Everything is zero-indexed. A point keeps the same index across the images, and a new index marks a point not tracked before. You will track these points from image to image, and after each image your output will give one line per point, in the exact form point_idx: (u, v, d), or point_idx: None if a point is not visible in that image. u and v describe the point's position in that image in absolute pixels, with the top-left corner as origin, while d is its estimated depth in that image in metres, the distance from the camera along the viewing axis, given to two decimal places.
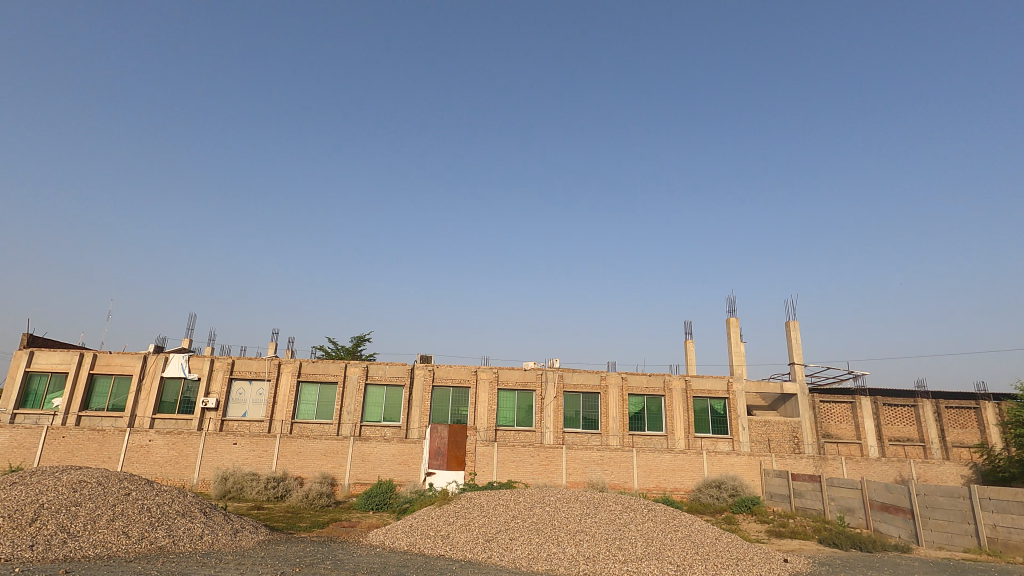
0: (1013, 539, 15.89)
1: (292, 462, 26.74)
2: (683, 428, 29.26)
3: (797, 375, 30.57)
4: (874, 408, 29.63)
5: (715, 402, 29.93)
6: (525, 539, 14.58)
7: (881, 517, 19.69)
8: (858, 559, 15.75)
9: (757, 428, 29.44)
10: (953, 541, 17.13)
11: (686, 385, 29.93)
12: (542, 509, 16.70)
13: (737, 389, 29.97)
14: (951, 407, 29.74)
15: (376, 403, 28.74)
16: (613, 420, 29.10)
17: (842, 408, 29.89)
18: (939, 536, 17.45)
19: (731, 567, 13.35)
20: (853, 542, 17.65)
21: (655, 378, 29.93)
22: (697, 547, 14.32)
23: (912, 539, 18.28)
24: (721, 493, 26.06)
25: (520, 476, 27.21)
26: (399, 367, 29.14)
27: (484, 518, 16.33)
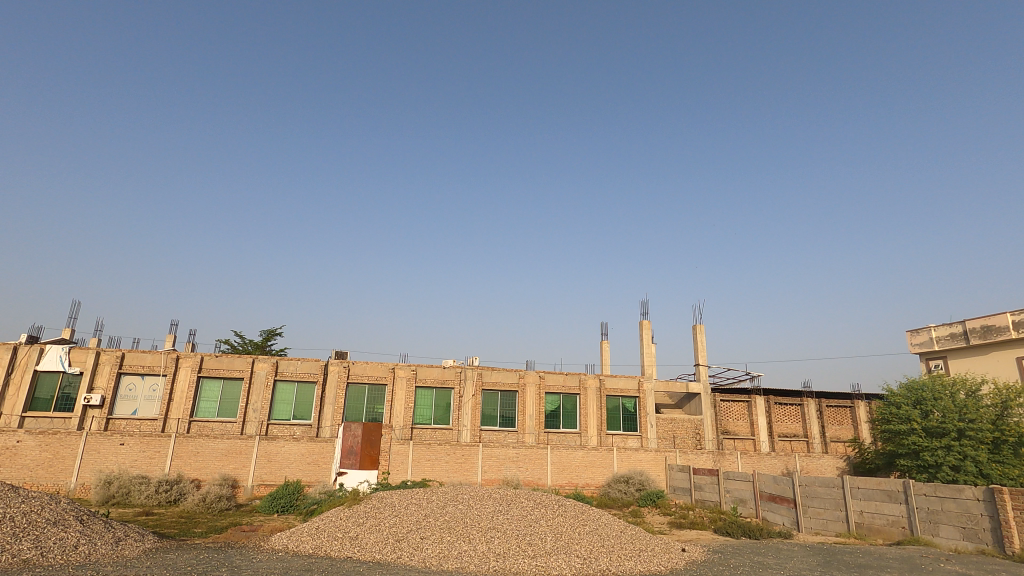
0: (876, 523, 17.82)
1: (188, 464, 24.87)
2: (596, 425, 30.30)
3: (701, 375, 32.54)
4: (766, 407, 32.16)
5: (626, 401, 31.23)
6: (436, 538, 14.45)
7: (769, 506, 21.46)
8: (746, 546, 17.02)
9: (663, 425, 31.08)
10: (827, 526, 19.05)
11: (600, 384, 31.00)
12: (454, 507, 16.64)
13: (647, 388, 31.46)
14: (831, 406, 32.93)
15: (286, 400, 27.40)
16: (530, 418, 29.59)
17: (739, 406, 32.19)
18: (816, 523, 19.36)
19: (634, 558, 13.99)
20: (743, 531, 19.08)
21: (571, 377, 30.74)
22: (603, 540, 14.88)
23: (794, 525, 20.09)
24: (629, 487, 27.23)
25: (435, 474, 26.98)
26: (312, 362, 27.94)
27: (395, 517, 16.01)
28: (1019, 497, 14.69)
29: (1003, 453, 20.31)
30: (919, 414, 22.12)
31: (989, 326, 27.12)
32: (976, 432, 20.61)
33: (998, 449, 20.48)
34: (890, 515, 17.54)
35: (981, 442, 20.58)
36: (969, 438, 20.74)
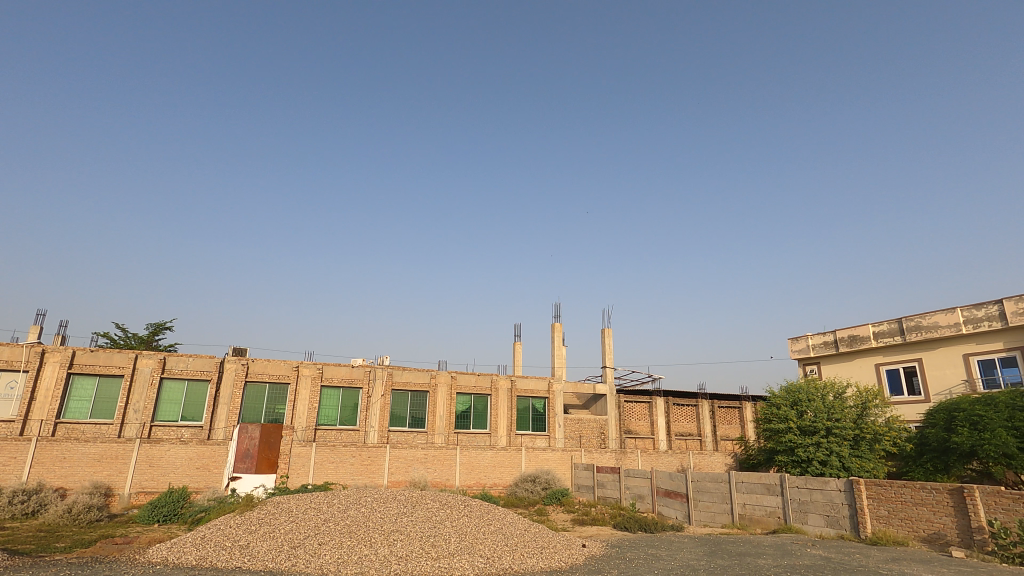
0: (756, 514, 19.42)
1: (52, 471, 22.17)
2: (506, 425, 30.59)
3: (608, 377, 33.82)
4: (665, 407, 34.08)
5: (536, 401, 31.81)
6: (335, 543, 13.89)
7: (664, 501, 22.73)
8: (641, 540, 17.91)
9: (571, 425, 31.99)
10: (714, 518, 20.52)
11: (511, 385, 31.36)
12: (356, 511, 16.09)
13: (556, 389, 32.25)
14: (722, 407, 35.51)
15: (174, 400, 25.20)
16: (440, 419, 29.29)
17: (641, 407, 33.83)
18: (705, 515, 20.82)
19: (536, 555, 14.26)
20: (640, 525, 20.06)
21: (483, 378, 30.84)
22: (507, 539, 15.04)
23: (685, 519, 21.43)
24: (536, 486, 27.74)
25: (338, 477, 26.01)
26: (206, 359, 25.92)
27: (292, 523, 15.22)
28: (872, 487, 16.59)
29: (861, 449, 22.88)
30: (795, 414, 24.42)
31: (855, 336, 30.46)
32: (840, 430, 23.08)
33: (858, 445, 23.04)
34: (768, 506, 19.18)
35: (844, 438, 23.08)
36: (835, 435, 23.17)
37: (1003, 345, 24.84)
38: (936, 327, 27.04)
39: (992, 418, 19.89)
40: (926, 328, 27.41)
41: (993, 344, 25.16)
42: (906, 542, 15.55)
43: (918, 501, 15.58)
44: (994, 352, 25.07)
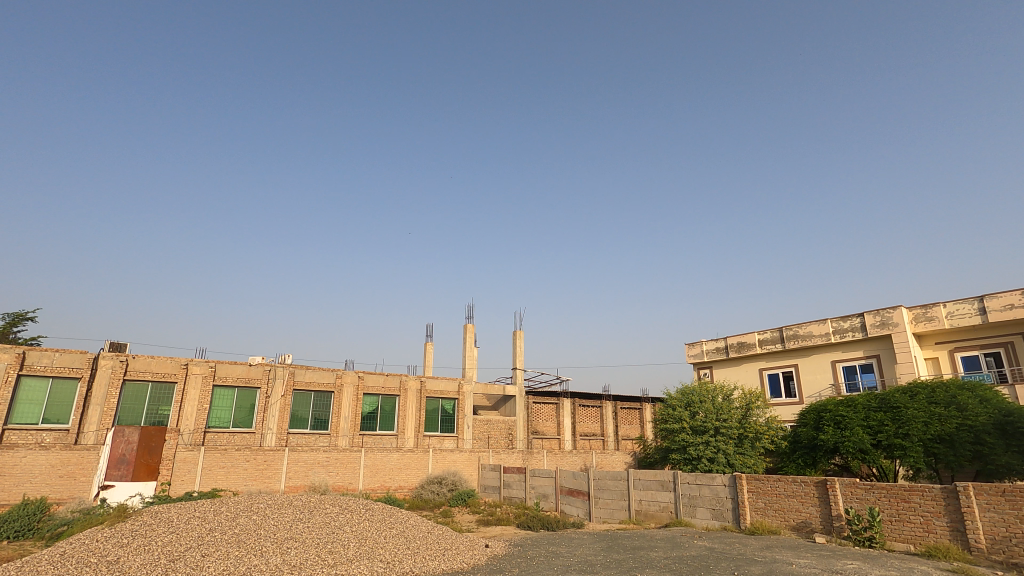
0: (651, 509, 20.48)
1: None
2: (414, 426, 30.07)
3: (517, 379, 34.29)
4: (571, 408, 35.13)
5: (445, 402, 31.56)
6: (221, 554, 12.92)
7: (567, 499, 23.38)
8: (543, 538, 18.29)
9: (479, 426, 32.06)
10: (613, 514, 21.44)
11: (421, 386, 30.92)
12: (247, 518, 15.07)
13: (466, 390, 32.20)
14: (624, 407, 37.21)
15: (34, 400, 22.30)
16: (345, 420, 28.24)
17: (549, 407, 34.63)
18: (604, 512, 21.69)
19: (438, 557, 14.11)
20: (542, 523, 20.50)
21: (392, 378, 30.15)
22: (408, 542, 14.77)
23: (586, 516, 22.20)
24: (442, 488, 27.49)
25: (229, 483, 24.32)
26: (76, 355, 23.20)
27: (172, 535, 13.96)
28: (752, 482, 18.08)
29: (744, 446, 24.90)
30: (688, 415, 26.09)
31: (743, 343, 33.12)
32: (727, 430, 24.99)
33: (741, 442, 25.06)
34: (662, 501, 20.29)
35: (730, 437, 25.02)
36: (722, 434, 25.04)
37: (863, 353, 28.06)
38: (810, 336, 30.03)
39: (852, 417, 22.41)
40: (802, 337, 30.37)
41: (855, 351, 28.35)
42: (778, 530, 17.10)
43: (789, 493, 17.16)
44: (856, 359, 28.27)
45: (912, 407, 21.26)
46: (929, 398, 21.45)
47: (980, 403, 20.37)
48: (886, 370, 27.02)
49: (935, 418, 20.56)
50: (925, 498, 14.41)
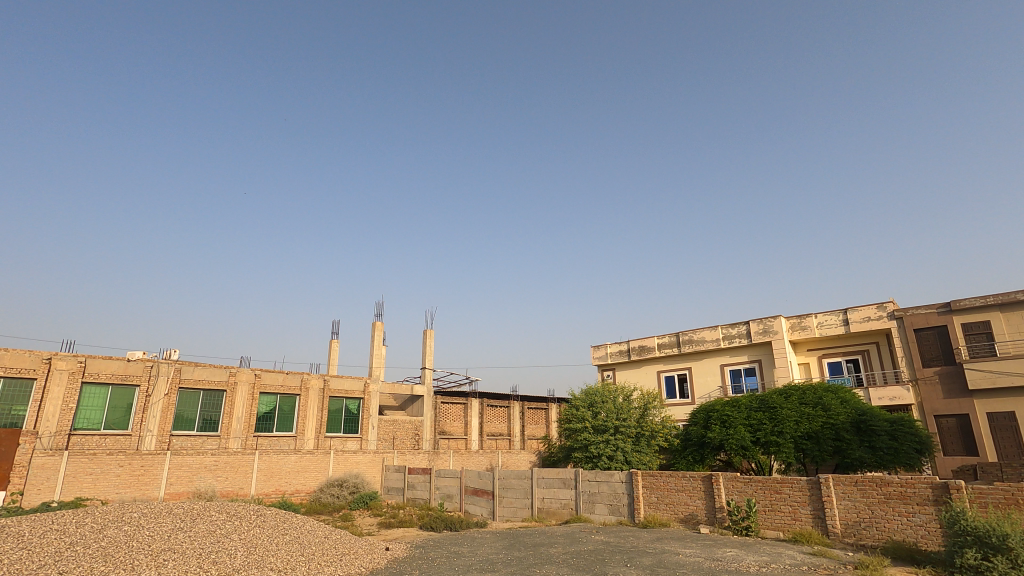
0: (552, 507, 21.01)
1: None
2: (314, 427, 28.67)
3: (426, 379, 33.83)
4: (479, 408, 35.26)
5: (350, 402, 30.48)
6: (83, 571, 11.56)
7: (471, 499, 23.44)
8: (445, 538, 18.20)
9: (385, 427, 31.24)
10: (515, 513, 21.79)
11: (324, 385, 29.61)
12: (118, 530, 13.62)
13: (373, 390, 31.29)
14: (531, 407, 37.93)
15: None
16: (237, 421, 26.39)
17: (457, 407, 34.52)
18: (507, 511, 21.98)
19: (335, 563, 13.58)
20: (446, 524, 20.36)
21: (293, 376, 28.62)
22: (303, 549, 14.08)
23: (489, 515, 22.39)
24: (342, 491, 26.46)
25: (98, 491, 21.87)
26: None
27: (23, 551, 12.28)
28: (647, 478, 19.09)
29: (641, 444, 26.25)
30: (591, 414, 27.12)
31: (644, 346, 34.94)
32: (626, 429, 26.23)
33: (639, 441, 26.40)
34: (563, 499, 20.88)
35: (628, 436, 26.29)
36: (621, 433, 26.25)
37: (748, 357, 30.62)
38: (703, 341, 32.29)
39: (735, 417, 24.37)
40: (696, 342, 32.58)
41: (741, 356, 30.88)
42: (669, 523, 18.19)
43: (679, 487, 18.31)
44: (741, 363, 30.78)
45: (786, 407, 23.49)
46: (800, 399, 23.81)
47: (841, 403, 22.93)
48: (767, 373, 29.64)
49: (804, 417, 22.85)
50: (794, 489, 15.95)
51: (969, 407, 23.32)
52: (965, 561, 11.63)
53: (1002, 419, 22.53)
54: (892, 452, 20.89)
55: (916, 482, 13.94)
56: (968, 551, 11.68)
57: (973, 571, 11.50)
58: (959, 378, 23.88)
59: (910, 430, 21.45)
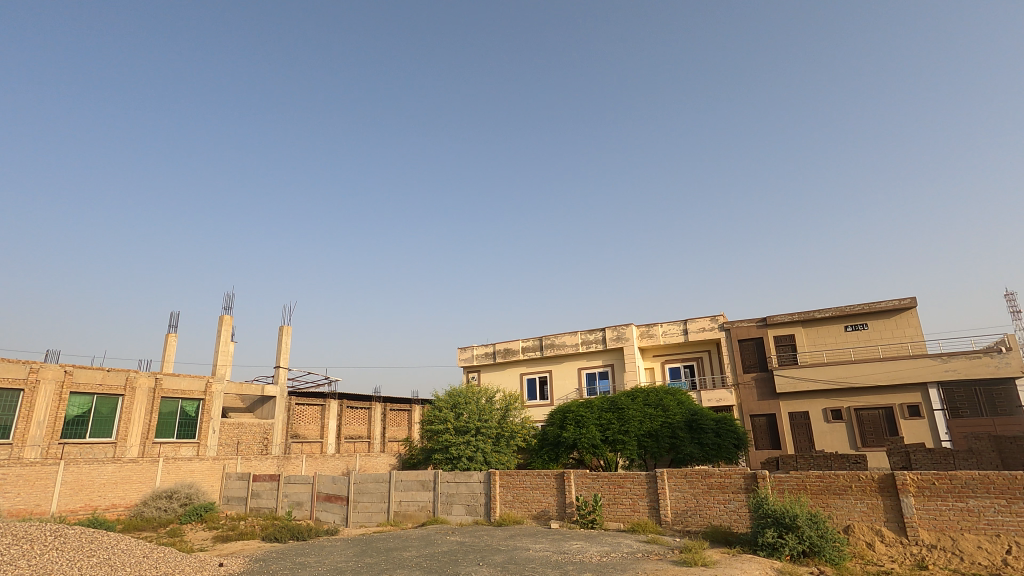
0: (409, 510, 20.65)
1: None
2: (140, 432, 25.31)
3: (280, 378, 31.48)
4: (338, 411, 33.65)
5: (187, 404, 27.28)
6: None
7: (323, 506, 22.27)
8: (291, 549, 16.99)
9: (228, 431, 28.45)
10: (370, 518, 21.06)
11: (155, 384, 26.18)
12: None
13: (216, 390, 28.32)
14: (394, 409, 37.05)
15: None
16: (37, 426, 22.31)
17: (313, 409, 32.63)
18: (362, 516, 21.17)
19: None
20: (292, 534, 19.04)
21: (115, 373, 24.96)
22: (116, 572, 12.23)
23: (343, 521, 21.43)
24: (171, 503, 23.52)
25: None
26: None
27: None
28: (503, 477, 19.57)
29: (501, 445, 26.88)
30: (453, 416, 27.20)
31: (509, 349, 35.88)
32: (486, 429, 26.69)
33: (499, 441, 27.00)
34: (421, 501, 20.63)
35: (488, 436, 26.77)
36: (482, 434, 26.66)
37: (602, 361, 32.86)
38: (563, 345, 34.01)
39: (588, 417, 26.02)
40: (557, 346, 34.22)
41: (596, 360, 33.05)
42: (522, 520, 18.81)
43: (534, 485, 19.03)
44: (596, 367, 32.94)
45: (633, 408, 25.58)
46: (645, 401, 26.07)
47: (678, 404, 25.50)
48: (617, 376, 32.06)
49: (647, 417, 25.06)
50: (634, 483, 17.39)
51: (776, 408, 27.25)
52: (765, 540, 13.53)
53: (798, 418, 26.66)
54: (715, 447, 23.72)
55: (732, 473, 15.89)
56: (768, 531, 13.60)
57: (771, 548, 13.42)
58: (769, 383, 27.81)
59: (731, 428, 24.51)
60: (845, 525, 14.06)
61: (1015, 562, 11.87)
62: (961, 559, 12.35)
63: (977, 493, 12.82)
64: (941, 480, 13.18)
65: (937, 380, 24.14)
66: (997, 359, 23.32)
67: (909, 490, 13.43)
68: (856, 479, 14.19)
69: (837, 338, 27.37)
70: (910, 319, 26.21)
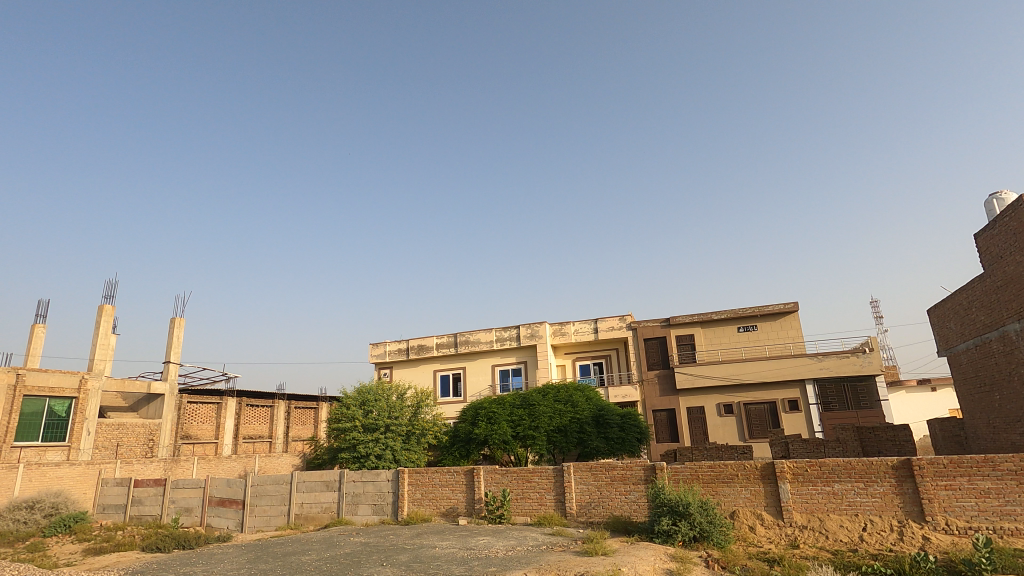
0: (311, 512, 19.77)
1: None
2: None
3: (170, 374, 28.97)
4: (236, 409, 31.64)
5: (55, 403, 24.38)
6: None
7: (215, 511, 20.77)
8: (175, 559, 15.69)
9: (106, 432, 25.75)
10: (269, 522, 19.95)
11: (16, 381, 23.15)
12: None
13: (92, 388, 25.48)
14: (298, 407, 35.43)
15: None
16: None
17: (208, 408, 30.43)
18: (259, 520, 20.01)
19: None
20: (177, 543, 17.56)
21: None
22: None
23: (237, 527, 20.12)
24: (32, 514, 20.77)
25: None
26: None
27: None
28: (412, 475, 19.25)
29: (411, 442, 26.43)
30: (362, 413, 26.37)
31: (422, 345, 35.38)
32: (396, 427, 26.14)
33: (409, 439, 26.52)
34: (324, 502, 19.78)
35: (398, 434, 26.22)
36: (391, 432, 26.09)
37: (515, 358, 33.28)
38: (478, 342, 34.07)
39: (500, 413, 26.22)
40: (471, 343, 34.23)
41: (510, 357, 33.43)
42: (430, 518, 18.62)
43: (442, 482, 18.88)
44: (509, 364, 33.33)
45: (543, 404, 26.14)
46: (556, 397, 26.71)
47: (586, 400, 26.35)
48: (530, 373, 32.63)
49: (556, 413, 25.70)
50: (542, 477, 17.75)
51: (675, 403, 28.95)
52: (660, 528, 14.34)
53: (695, 412, 28.48)
54: (620, 440, 24.81)
55: (633, 466, 16.65)
56: (663, 520, 14.41)
57: (665, 535, 14.26)
58: (670, 379, 29.49)
59: (634, 423, 25.70)
60: (731, 511, 15.21)
61: (868, 537, 13.46)
62: (826, 537, 13.80)
63: (841, 477, 14.31)
64: (812, 467, 14.58)
65: (813, 377, 26.73)
66: (862, 358, 26.22)
67: (786, 477, 14.73)
68: (741, 468, 15.37)
69: (731, 338, 29.53)
70: (792, 322, 28.87)
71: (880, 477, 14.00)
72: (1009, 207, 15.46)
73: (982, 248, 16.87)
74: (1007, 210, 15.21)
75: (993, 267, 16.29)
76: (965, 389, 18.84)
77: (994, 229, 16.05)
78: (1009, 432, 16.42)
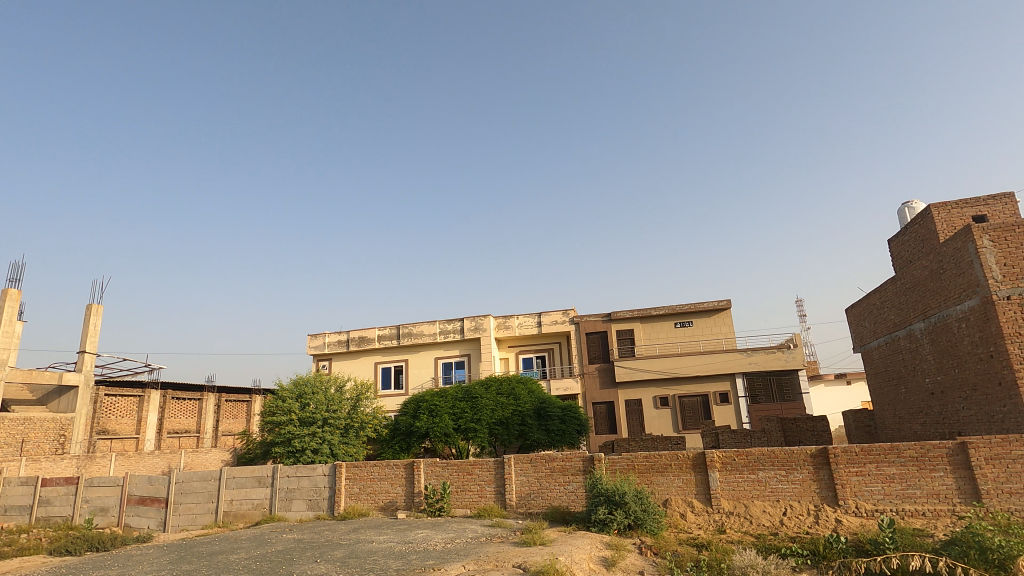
0: (241, 509, 18.95)
1: None
2: None
3: (84, 365, 26.91)
4: (161, 402, 29.89)
5: None
6: None
7: (135, 510, 19.53)
8: (88, 562, 14.64)
9: (10, 428, 23.54)
10: (195, 520, 18.99)
11: None
12: None
13: None
14: (229, 400, 33.89)
15: None
16: None
17: (129, 401, 28.55)
18: (184, 519, 19.00)
19: None
20: (90, 545, 16.35)
21: None
22: None
23: (158, 526, 19.03)
24: None
25: None
26: None
27: None
28: (350, 469, 18.82)
29: (349, 436, 25.84)
30: (299, 406, 25.44)
31: (363, 337, 34.57)
32: (334, 421, 25.46)
33: (347, 432, 25.89)
34: (256, 499, 19.01)
35: (336, 428, 25.56)
36: (329, 425, 25.39)
37: (458, 351, 33.15)
38: (420, 335, 33.65)
39: (441, 406, 26.05)
40: (414, 335, 33.75)
41: (453, 350, 33.25)
42: (368, 512, 18.30)
43: (381, 476, 18.57)
44: (452, 357, 33.15)
45: (485, 397, 26.15)
46: (498, 389, 26.78)
47: (528, 393, 26.60)
48: (473, 366, 32.65)
49: (498, 406, 25.79)
50: (482, 470, 17.77)
51: (614, 396, 29.72)
52: (597, 517, 14.70)
53: (632, 404, 29.35)
54: (560, 432, 25.22)
55: (572, 457, 16.95)
56: (600, 509, 14.78)
57: (601, 524, 14.65)
58: (610, 373, 30.23)
59: (575, 415, 26.20)
60: (664, 499, 15.80)
61: (788, 521, 14.33)
62: (750, 522, 14.59)
63: (765, 465, 15.13)
64: (739, 456, 15.35)
65: (742, 371, 28.13)
66: (786, 354, 27.85)
67: (715, 466, 15.44)
68: (674, 458, 15.98)
69: (668, 334, 30.58)
70: (724, 319, 30.27)
71: (800, 464, 14.90)
72: (918, 216, 16.78)
73: (894, 253, 18.23)
74: (917, 218, 16.49)
75: (903, 270, 17.65)
76: (876, 383, 20.32)
77: (906, 236, 17.37)
78: (912, 422, 17.90)
